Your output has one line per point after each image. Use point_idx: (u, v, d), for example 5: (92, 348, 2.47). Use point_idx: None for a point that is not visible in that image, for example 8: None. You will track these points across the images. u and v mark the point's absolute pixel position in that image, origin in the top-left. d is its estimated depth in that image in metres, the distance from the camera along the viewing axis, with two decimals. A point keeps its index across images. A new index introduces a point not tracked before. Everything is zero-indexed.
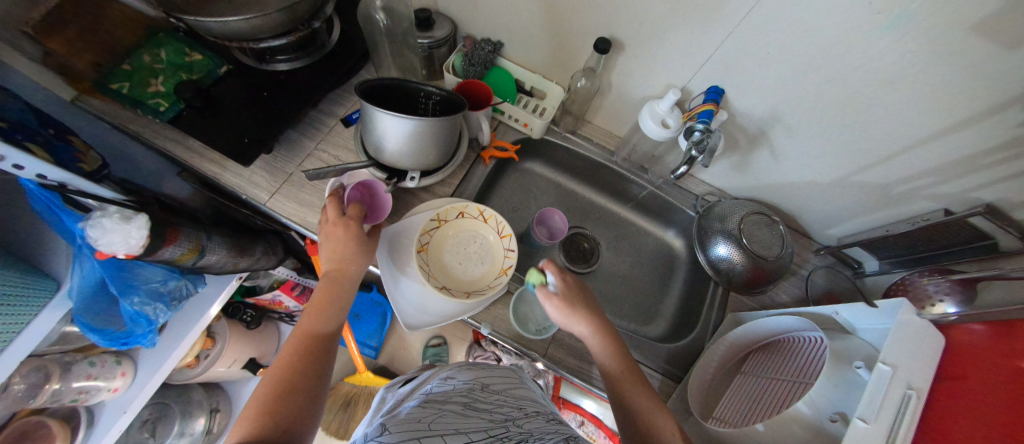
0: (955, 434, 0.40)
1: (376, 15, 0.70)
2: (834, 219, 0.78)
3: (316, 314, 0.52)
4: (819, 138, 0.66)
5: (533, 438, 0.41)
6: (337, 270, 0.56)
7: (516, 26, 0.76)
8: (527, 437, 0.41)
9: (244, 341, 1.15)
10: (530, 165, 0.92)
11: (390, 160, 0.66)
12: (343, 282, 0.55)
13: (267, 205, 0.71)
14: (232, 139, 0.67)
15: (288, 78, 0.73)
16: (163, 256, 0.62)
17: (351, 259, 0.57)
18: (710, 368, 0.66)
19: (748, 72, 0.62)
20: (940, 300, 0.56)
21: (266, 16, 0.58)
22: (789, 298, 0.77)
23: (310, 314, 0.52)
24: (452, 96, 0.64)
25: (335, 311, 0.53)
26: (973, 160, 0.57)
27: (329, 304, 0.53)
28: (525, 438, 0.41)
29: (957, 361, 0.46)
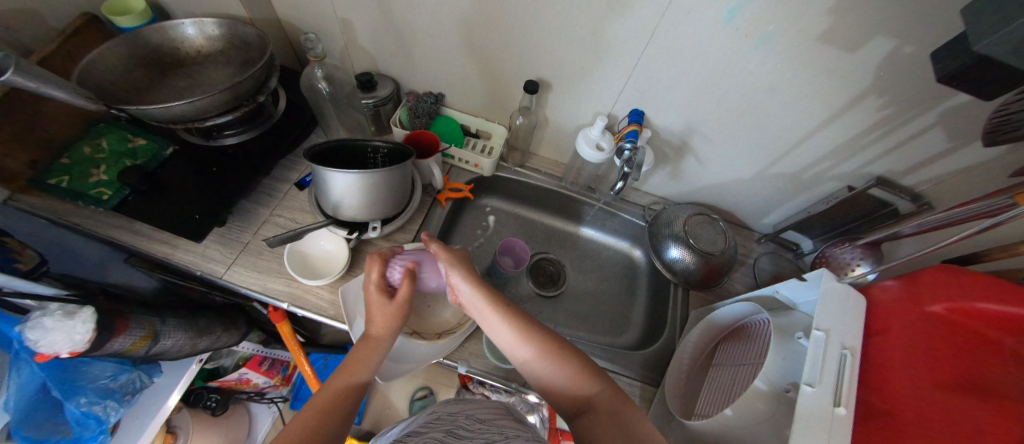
0: (891, 380, 0.45)
1: (318, 83, 0.75)
2: (765, 209, 0.87)
3: (345, 382, 0.50)
4: (732, 142, 0.75)
5: None
6: (374, 334, 0.55)
7: (453, 78, 0.83)
8: None
9: (210, 431, 1.06)
10: (487, 201, 0.97)
11: (347, 216, 0.68)
12: (384, 337, 0.55)
13: (224, 278, 0.69)
14: (183, 216, 0.67)
15: (237, 151, 0.75)
16: (112, 349, 0.59)
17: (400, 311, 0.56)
18: (684, 366, 0.69)
19: (660, 94, 0.71)
20: (858, 264, 0.63)
21: (210, 97, 0.62)
22: (742, 287, 0.82)
23: (340, 380, 0.50)
24: (399, 146, 0.69)
25: (373, 360, 0.53)
26: (855, 142, 0.66)
27: (366, 357, 0.53)
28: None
29: (880, 314, 0.51)
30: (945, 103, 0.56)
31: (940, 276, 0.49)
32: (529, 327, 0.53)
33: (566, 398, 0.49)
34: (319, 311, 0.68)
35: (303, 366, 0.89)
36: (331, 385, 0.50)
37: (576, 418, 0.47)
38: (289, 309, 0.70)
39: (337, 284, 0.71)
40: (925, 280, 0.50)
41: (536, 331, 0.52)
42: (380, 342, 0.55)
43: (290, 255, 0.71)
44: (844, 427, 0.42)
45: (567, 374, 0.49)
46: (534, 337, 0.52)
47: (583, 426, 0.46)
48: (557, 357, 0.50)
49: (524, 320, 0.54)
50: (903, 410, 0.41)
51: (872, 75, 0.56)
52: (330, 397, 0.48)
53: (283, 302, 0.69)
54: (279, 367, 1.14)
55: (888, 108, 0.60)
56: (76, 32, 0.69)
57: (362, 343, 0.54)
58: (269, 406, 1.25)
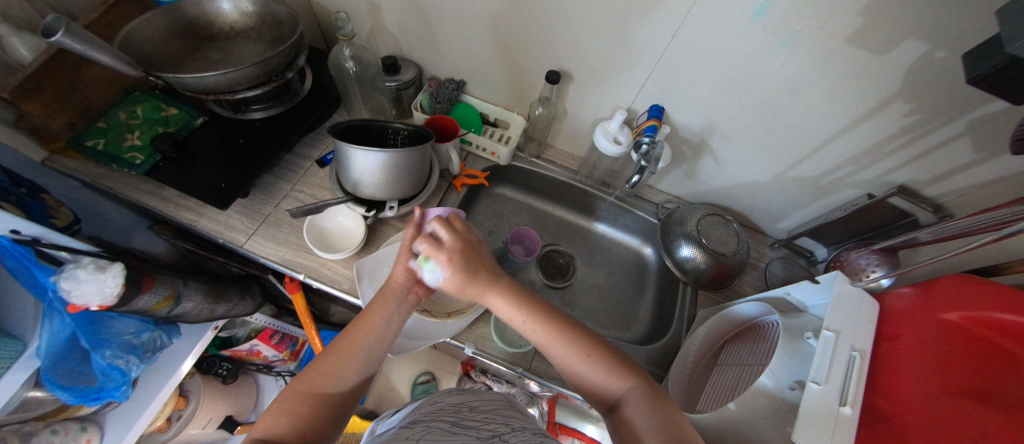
0: (902, 387, 0.44)
1: (346, 63, 0.76)
2: (780, 214, 0.86)
3: (357, 337, 0.51)
4: (751, 143, 0.74)
5: None
6: (388, 285, 0.56)
7: (476, 65, 0.84)
8: None
9: (220, 398, 1.09)
10: (501, 190, 0.97)
11: (366, 194, 0.69)
12: (393, 301, 0.55)
13: (245, 247, 0.72)
14: (210, 185, 0.70)
15: (263, 125, 0.77)
16: (137, 306, 0.62)
17: (400, 273, 0.56)
18: (689, 362, 0.69)
19: (681, 90, 0.71)
20: (874, 270, 0.62)
21: (242, 69, 0.64)
22: (752, 290, 0.81)
23: (351, 336, 0.51)
24: (419, 129, 0.71)
25: (376, 325, 0.53)
26: (879, 148, 0.65)
27: (367, 324, 0.52)
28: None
29: (895, 321, 0.51)
30: (976, 112, 0.55)
31: (955, 284, 0.49)
32: (559, 322, 0.50)
33: (603, 395, 0.48)
34: (334, 285, 0.70)
35: (313, 340, 0.92)
36: (343, 341, 0.51)
37: (611, 414, 0.48)
38: (305, 281, 0.72)
39: (352, 260, 0.72)
40: (941, 287, 0.50)
41: (574, 329, 0.50)
42: (387, 306, 0.54)
43: (312, 227, 0.73)
44: (848, 427, 0.42)
45: (602, 374, 0.48)
46: (564, 337, 0.49)
47: (616, 423, 0.46)
48: (594, 359, 0.48)
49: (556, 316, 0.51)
50: (908, 418, 0.41)
51: (901, 80, 0.56)
52: (327, 365, 0.49)
53: (300, 274, 0.70)
54: (288, 342, 1.17)
55: (915, 115, 0.59)
56: (118, 2, 0.72)
57: (372, 308, 0.54)
58: (276, 379, 1.29)
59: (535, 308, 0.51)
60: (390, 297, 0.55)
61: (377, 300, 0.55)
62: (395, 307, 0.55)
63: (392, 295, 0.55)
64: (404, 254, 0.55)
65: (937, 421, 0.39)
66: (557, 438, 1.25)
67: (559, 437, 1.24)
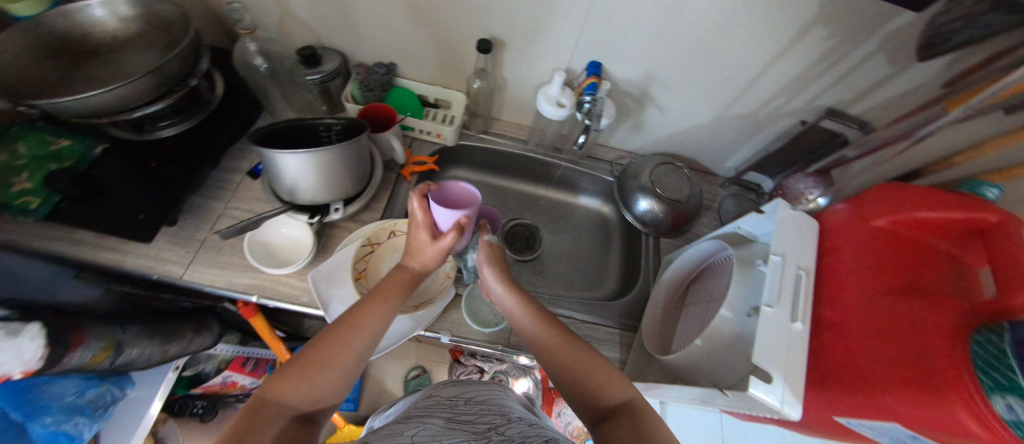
0: (841, 293, 0.48)
1: (255, 60, 0.69)
2: (726, 153, 0.89)
3: (376, 309, 0.49)
4: (690, 87, 0.75)
5: None
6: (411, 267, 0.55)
7: (402, 44, 0.78)
8: None
9: (202, 436, 1.04)
10: (454, 172, 0.94)
11: (307, 199, 0.65)
12: (404, 287, 0.53)
13: (185, 278, 0.66)
14: (127, 218, 0.63)
15: (176, 144, 0.70)
16: (70, 364, 0.57)
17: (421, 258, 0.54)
18: (658, 308, 0.72)
19: (615, 42, 0.70)
20: (812, 194, 0.66)
21: (132, 83, 0.56)
22: (710, 229, 0.85)
23: (368, 306, 0.49)
24: (352, 121, 0.66)
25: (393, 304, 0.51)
26: (806, 75, 0.68)
27: (382, 306, 0.49)
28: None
29: (833, 235, 0.54)
30: (886, 27, 0.57)
31: (882, 191, 0.52)
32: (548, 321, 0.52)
33: (596, 401, 0.44)
34: (292, 300, 0.66)
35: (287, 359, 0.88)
36: (359, 308, 0.48)
37: (599, 425, 0.42)
38: (260, 301, 0.67)
39: (307, 271, 0.68)
40: (872, 196, 0.53)
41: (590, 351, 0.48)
42: (391, 299, 0.51)
43: (253, 241, 0.68)
44: (800, 341, 0.45)
45: (597, 382, 0.45)
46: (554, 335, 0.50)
47: (601, 435, 0.41)
48: (591, 367, 0.46)
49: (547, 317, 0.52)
50: (853, 324, 0.45)
51: (817, 4, 0.57)
52: (342, 340, 0.45)
53: (253, 295, 0.66)
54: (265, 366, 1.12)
55: (834, 37, 0.61)
56: None
57: (387, 285, 0.52)
58: None
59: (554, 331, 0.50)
60: (400, 284, 0.53)
61: (392, 280, 0.53)
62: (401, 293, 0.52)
63: (405, 281, 0.54)
64: (421, 235, 0.53)
65: (876, 321, 0.43)
66: (554, 402, 1.29)
67: (555, 400, 1.28)
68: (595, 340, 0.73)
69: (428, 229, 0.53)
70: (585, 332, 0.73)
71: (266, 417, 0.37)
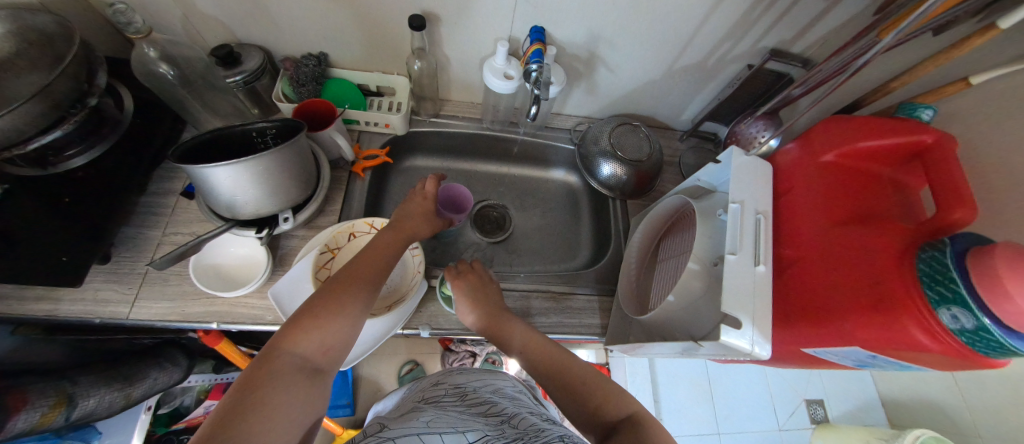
0: (798, 229, 0.50)
1: (159, 67, 0.61)
2: (681, 105, 0.88)
3: (377, 259, 0.51)
4: (637, 43, 0.73)
5: (530, 435, 0.44)
6: (405, 228, 0.59)
7: (328, 31, 0.72)
8: (524, 434, 0.44)
9: None
10: (411, 162, 0.90)
11: (251, 213, 0.60)
12: (367, 281, 0.48)
13: (131, 317, 0.61)
14: (47, 264, 0.56)
15: (89, 173, 0.63)
16: (15, 429, 0.52)
17: (416, 228, 0.61)
18: (632, 270, 0.73)
19: (554, 4, 0.66)
20: (763, 136, 0.66)
21: (15, 111, 0.49)
22: (673, 184, 0.85)
23: (367, 258, 0.51)
24: (286, 122, 0.61)
25: (372, 279, 0.48)
26: (748, 17, 0.67)
27: (368, 270, 0.49)
28: (518, 436, 0.44)
29: (786, 174, 0.55)
30: None
31: (828, 126, 0.53)
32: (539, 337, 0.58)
33: (593, 416, 0.47)
34: (256, 321, 0.63)
35: None
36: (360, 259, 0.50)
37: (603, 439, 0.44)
38: (221, 327, 0.63)
39: (267, 288, 0.64)
40: (818, 131, 0.53)
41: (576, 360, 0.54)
42: (354, 303, 0.45)
43: (201, 267, 0.63)
44: (764, 282, 0.46)
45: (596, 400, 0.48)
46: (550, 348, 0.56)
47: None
48: (578, 373, 0.52)
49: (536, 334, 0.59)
50: (811, 258, 0.47)
51: None
52: (336, 301, 0.44)
53: (211, 323, 0.62)
54: None
55: None
56: None
57: (378, 242, 0.54)
58: None
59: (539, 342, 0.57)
60: (361, 282, 0.47)
61: (382, 239, 0.55)
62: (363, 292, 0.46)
63: (376, 266, 0.50)
64: (426, 207, 0.64)
65: (837, 249, 0.44)
66: None
67: None
68: (575, 310, 0.73)
69: (432, 204, 0.66)
70: (565, 304, 0.74)
71: (277, 368, 0.37)
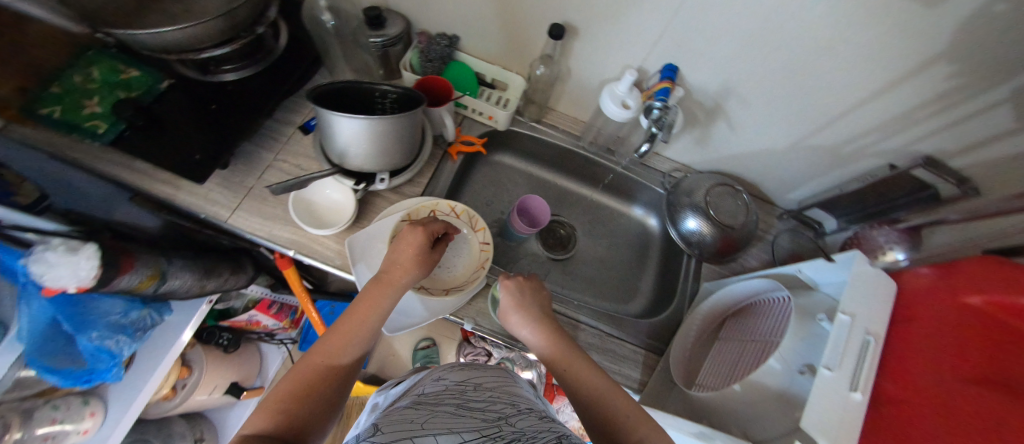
0: (912, 366, 0.43)
1: (322, 16, 0.65)
2: (794, 183, 0.81)
3: (363, 317, 0.50)
4: (770, 107, 0.68)
5: (526, 437, 0.41)
6: (392, 279, 0.53)
7: (469, 17, 0.75)
8: (521, 435, 0.42)
9: (224, 366, 1.10)
10: (499, 157, 0.91)
11: (355, 165, 0.64)
12: (388, 297, 0.52)
13: (229, 222, 0.68)
14: (183, 157, 0.64)
15: (236, 89, 0.70)
16: (119, 286, 0.59)
17: (405, 270, 0.54)
18: (689, 338, 0.69)
19: (698, 48, 0.64)
20: (891, 248, 0.60)
21: (205, 24, 0.56)
22: (758, 262, 0.79)
23: (355, 316, 0.50)
24: (409, 92, 0.64)
25: (361, 340, 0.49)
26: (910, 115, 0.60)
27: (364, 319, 0.50)
28: (515, 434, 0.42)
29: (910, 302, 0.49)
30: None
31: (981, 265, 0.46)
32: (577, 355, 0.53)
33: None
34: (326, 262, 0.67)
35: (311, 313, 0.91)
36: (348, 318, 0.50)
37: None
38: (296, 257, 0.68)
39: (344, 236, 0.69)
40: (964, 267, 0.47)
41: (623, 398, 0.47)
42: (359, 334, 0.48)
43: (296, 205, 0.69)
44: (858, 412, 0.41)
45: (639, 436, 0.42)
46: (587, 371, 0.50)
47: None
48: (627, 412, 0.45)
49: (577, 351, 0.54)
50: (917, 404, 0.40)
51: (950, 37, 0.49)
52: (318, 371, 0.44)
53: (290, 250, 0.67)
54: (287, 312, 1.18)
55: (957, 78, 0.53)
56: None
57: (368, 294, 0.52)
58: (279, 346, 1.32)
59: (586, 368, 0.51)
60: (390, 289, 0.53)
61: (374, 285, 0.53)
62: (391, 301, 0.53)
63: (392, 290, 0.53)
64: (416, 240, 0.56)
65: (977, 415, 0.35)
66: (555, 398, 1.30)
67: (557, 397, 1.29)
68: (617, 355, 0.71)
69: (425, 236, 0.57)
70: (608, 346, 0.71)
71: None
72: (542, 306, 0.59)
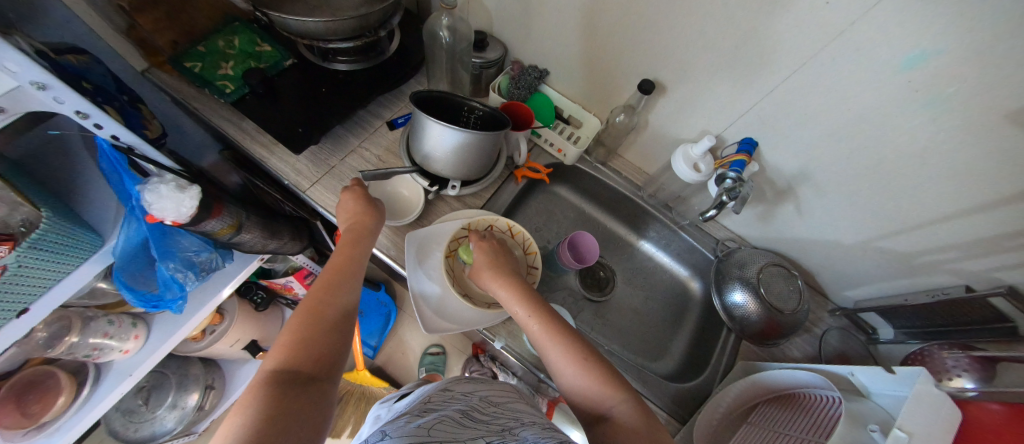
0: None
1: (440, 32, 0.73)
2: (853, 281, 0.79)
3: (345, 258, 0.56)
4: (844, 200, 0.68)
5: None
6: (353, 232, 0.59)
7: (564, 57, 0.80)
8: None
9: (250, 322, 1.15)
10: (557, 189, 0.94)
11: (433, 168, 0.69)
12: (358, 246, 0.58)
13: (307, 193, 0.74)
14: (287, 128, 0.71)
15: (346, 78, 0.77)
16: (205, 228, 0.65)
17: (363, 226, 0.60)
18: (717, 413, 0.66)
19: (781, 129, 0.65)
20: (960, 375, 0.53)
21: (343, 20, 0.63)
22: (800, 354, 0.76)
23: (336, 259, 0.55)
24: (495, 113, 0.68)
25: (351, 274, 0.54)
26: (998, 241, 0.57)
27: (345, 261, 0.55)
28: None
29: (972, 436, 0.46)
30: None
31: None
32: (538, 303, 0.57)
33: (588, 408, 0.48)
34: (382, 249, 0.71)
35: None
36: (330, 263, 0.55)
37: (598, 425, 0.47)
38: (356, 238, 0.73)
39: (404, 229, 0.72)
40: None
41: (572, 338, 0.52)
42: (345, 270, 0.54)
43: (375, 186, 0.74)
44: None
45: (592, 381, 0.48)
46: (544, 318, 0.54)
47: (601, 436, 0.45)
48: (580, 353, 0.51)
49: (536, 299, 0.57)
50: None
51: None
52: (316, 310, 0.47)
53: None
54: None
55: None
56: None
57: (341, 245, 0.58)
58: None
59: (540, 310, 0.55)
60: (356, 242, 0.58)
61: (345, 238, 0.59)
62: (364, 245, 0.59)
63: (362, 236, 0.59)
64: (359, 200, 0.63)
65: None
66: None
67: None
68: None
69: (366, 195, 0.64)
70: None
71: (267, 387, 0.38)
72: (502, 260, 0.63)
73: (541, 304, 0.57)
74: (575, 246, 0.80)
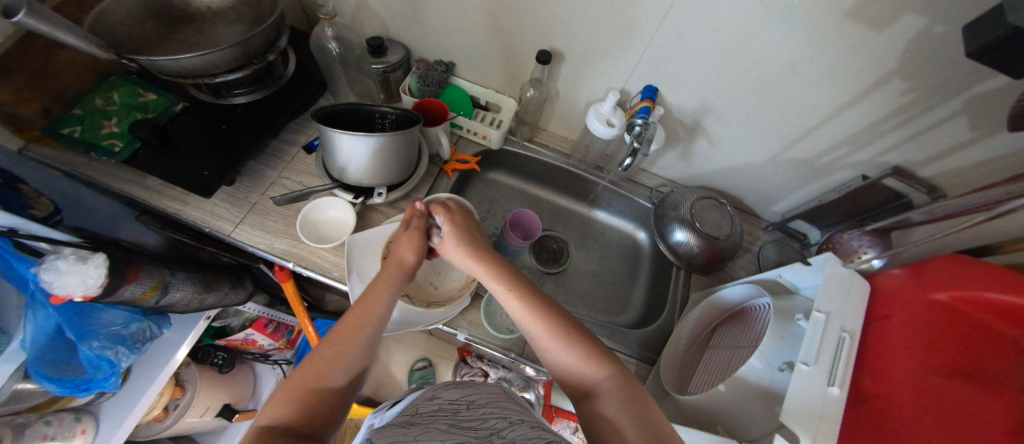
0: (886, 362, 0.43)
1: (329, 44, 0.73)
2: (775, 196, 0.85)
3: (365, 310, 0.49)
4: (745, 124, 0.73)
5: None
6: (398, 256, 0.54)
7: (464, 46, 0.81)
8: None
9: (216, 386, 1.09)
10: (493, 175, 0.96)
11: (355, 180, 0.68)
12: (395, 276, 0.53)
13: (232, 236, 0.71)
14: (193, 173, 0.67)
15: (245, 110, 0.75)
16: (123, 296, 0.61)
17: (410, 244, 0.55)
18: (680, 345, 0.69)
19: (674, 70, 0.69)
20: (865, 251, 0.62)
21: (220, 51, 0.61)
22: (745, 272, 0.82)
23: (361, 306, 0.49)
24: (406, 112, 0.68)
25: (363, 339, 0.47)
26: (876, 128, 0.64)
27: (354, 334, 0.47)
28: None
29: (885, 303, 0.48)
30: (973, 89, 0.53)
31: (946, 261, 0.47)
32: (522, 284, 0.52)
33: (579, 379, 0.47)
34: (324, 273, 0.69)
35: (307, 328, 0.91)
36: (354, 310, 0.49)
37: (585, 401, 0.46)
38: (295, 269, 0.71)
39: (342, 248, 0.71)
40: (932, 264, 0.47)
41: (556, 316, 0.49)
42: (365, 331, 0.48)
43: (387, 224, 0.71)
44: (834, 407, 0.42)
45: (578, 357, 0.47)
46: (524, 295, 0.50)
47: (590, 412, 0.44)
48: (563, 331, 0.48)
49: (512, 273, 0.54)
50: (893, 401, 0.40)
51: (899, 56, 0.54)
52: (311, 382, 0.43)
53: (289, 262, 0.69)
54: (283, 331, 1.18)
55: (911, 94, 0.57)
56: None
57: (382, 274, 0.53)
58: (274, 367, 1.31)
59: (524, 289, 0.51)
60: (397, 270, 0.54)
61: (380, 277, 0.52)
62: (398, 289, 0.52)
63: (398, 277, 0.53)
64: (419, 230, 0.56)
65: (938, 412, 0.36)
66: (553, 421, 1.27)
67: (555, 419, 1.26)
68: None
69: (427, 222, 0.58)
70: None
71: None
72: (473, 233, 0.57)
73: (522, 282, 0.53)
74: (508, 222, 0.81)
